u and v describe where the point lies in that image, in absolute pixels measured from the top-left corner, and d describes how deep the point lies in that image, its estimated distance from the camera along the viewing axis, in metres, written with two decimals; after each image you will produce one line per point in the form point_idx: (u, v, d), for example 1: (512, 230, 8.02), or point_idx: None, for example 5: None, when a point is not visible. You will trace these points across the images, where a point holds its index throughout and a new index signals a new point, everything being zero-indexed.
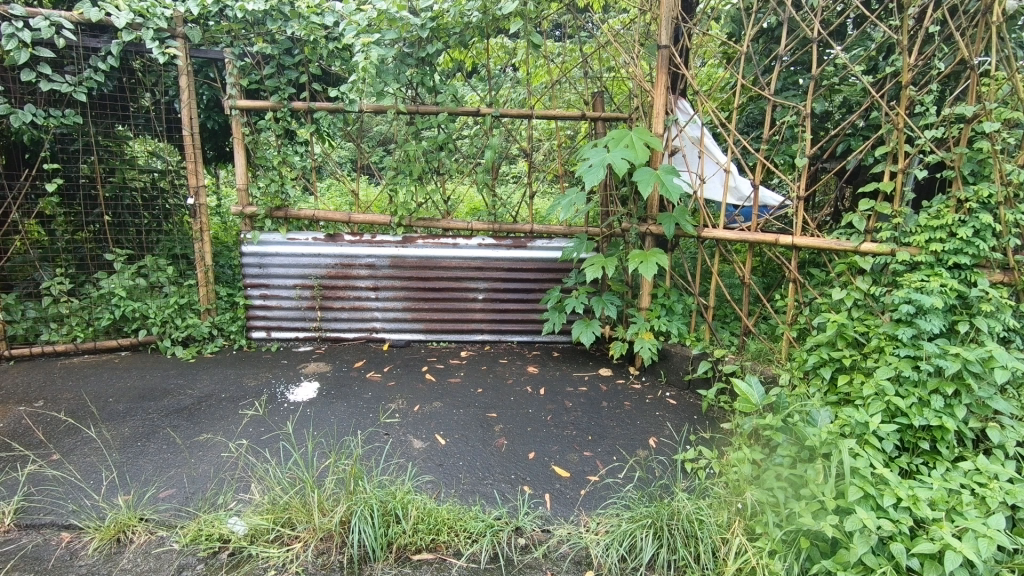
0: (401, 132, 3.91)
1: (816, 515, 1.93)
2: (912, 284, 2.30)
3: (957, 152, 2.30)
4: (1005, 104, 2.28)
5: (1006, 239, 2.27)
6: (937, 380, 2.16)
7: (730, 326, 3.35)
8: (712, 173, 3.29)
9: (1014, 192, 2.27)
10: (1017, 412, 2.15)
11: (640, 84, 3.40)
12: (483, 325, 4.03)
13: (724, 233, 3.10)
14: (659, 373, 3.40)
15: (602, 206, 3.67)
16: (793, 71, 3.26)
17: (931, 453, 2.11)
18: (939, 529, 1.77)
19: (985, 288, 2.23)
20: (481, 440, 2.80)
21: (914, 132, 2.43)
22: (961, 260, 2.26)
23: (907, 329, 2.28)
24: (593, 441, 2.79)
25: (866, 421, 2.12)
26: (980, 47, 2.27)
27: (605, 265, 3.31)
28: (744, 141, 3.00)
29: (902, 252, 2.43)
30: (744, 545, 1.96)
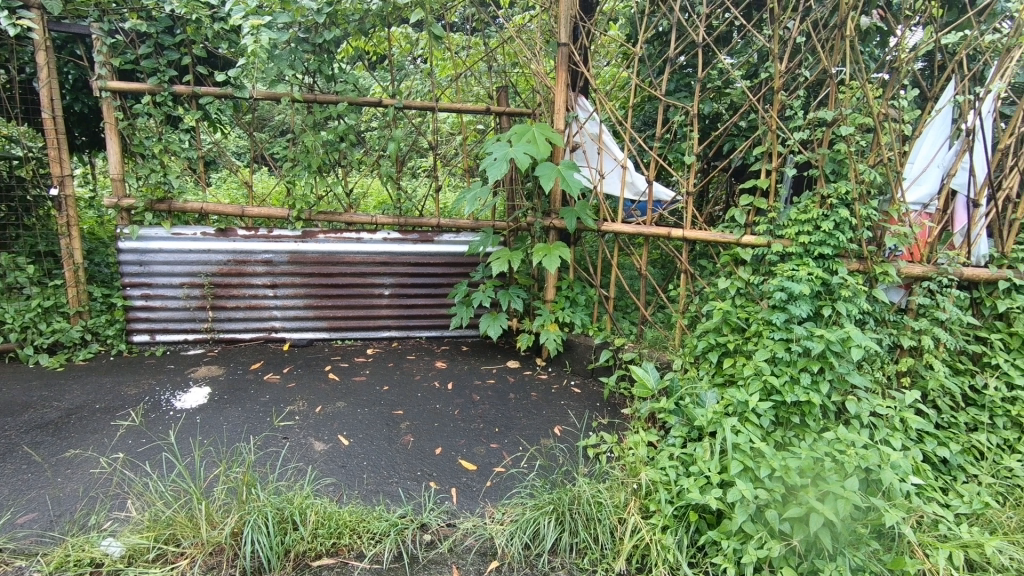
0: (299, 122, 3.71)
1: (704, 489, 2.10)
2: (785, 273, 2.52)
3: (820, 153, 2.53)
4: (858, 110, 2.53)
5: (861, 232, 2.52)
6: (805, 360, 2.38)
7: (630, 316, 3.50)
8: (611, 169, 3.40)
9: (867, 190, 2.51)
10: (871, 385, 2.41)
11: (542, 80, 3.47)
12: (390, 321, 3.95)
13: (621, 227, 3.22)
14: (564, 364, 3.50)
15: (509, 200, 3.67)
16: (684, 73, 3.44)
17: (801, 426, 2.34)
18: (806, 494, 1.96)
19: (844, 275, 2.47)
20: (387, 438, 2.74)
21: (786, 134, 2.65)
22: (825, 251, 2.49)
23: (780, 313, 2.49)
24: (500, 432, 2.82)
25: (746, 400, 2.33)
26: (838, 58, 2.49)
27: (511, 258, 3.36)
28: (640, 139, 3.14)
29: (776, 244, 2.64)
30: (640, 523, 2.07)
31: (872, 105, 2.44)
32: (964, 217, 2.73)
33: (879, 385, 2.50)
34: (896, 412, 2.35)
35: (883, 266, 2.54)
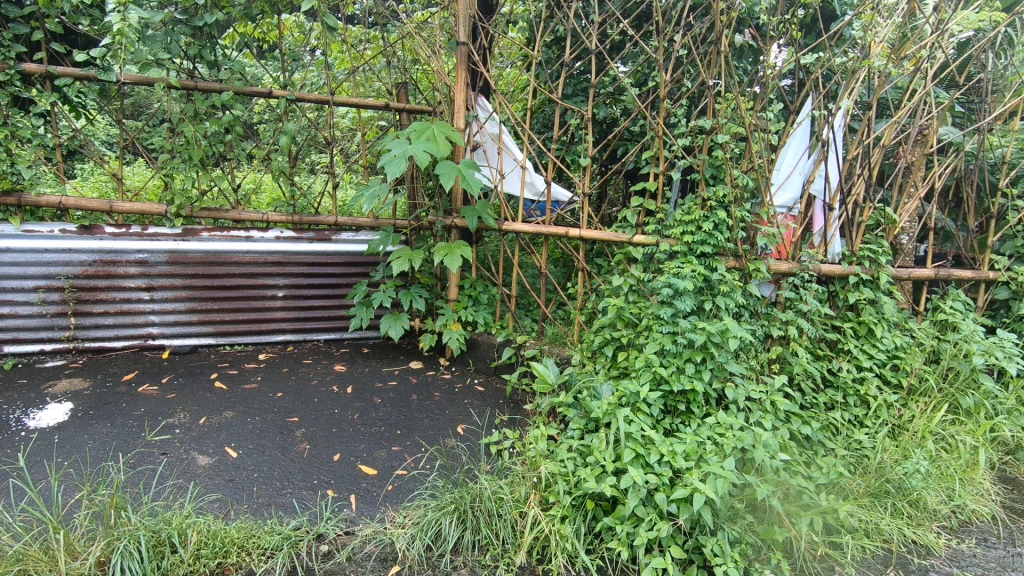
0: (176, 110, 3.42)
1: (599, 478, 2.20)
2: (671, 270, 2.69)
3: (700, 158, 2.72)
4: (733, 120, 2.75)
5: (737, 232, 2.74)
6: (689, 351, 2.55)
7: (532, 314, 3.57)
8: (511, 169, 3.45)
9: (742, 194, 2.74)
10: (746, 372, 2.64)
11: (442, 78, 3.46)
12: (284, 324, 3.75)
13: (522, 227, 3.28)
14: (468, 362, 3.51)
15: (410, 199, 3.61)
16: (579, 78, 3.56)
17: (687, 413, 2.51)
18: (690, 476, 2.11)
19: (722, 272, 2.67)
20: (280, 447, 2.60)
21: (671, 140, 2.83)
22: (705, 249, 2.69)
23: (667, 308, 2.65)
24: (402, 435, 2.77)
25: (637, 390, 2.46)
26: (714, 71, 2.70)
27: (411, 257, 3.32)
28: (538, 141, 3.21)
29: (664, 243, 2.81)
30: (539, 516, 2.12)
31: (744, 116, 2.66)
32: (821, 220, 3.06)
33: (753, 371, 2.73)
34: (767, 396, 2.59)
35: (755, 263, 2.78)
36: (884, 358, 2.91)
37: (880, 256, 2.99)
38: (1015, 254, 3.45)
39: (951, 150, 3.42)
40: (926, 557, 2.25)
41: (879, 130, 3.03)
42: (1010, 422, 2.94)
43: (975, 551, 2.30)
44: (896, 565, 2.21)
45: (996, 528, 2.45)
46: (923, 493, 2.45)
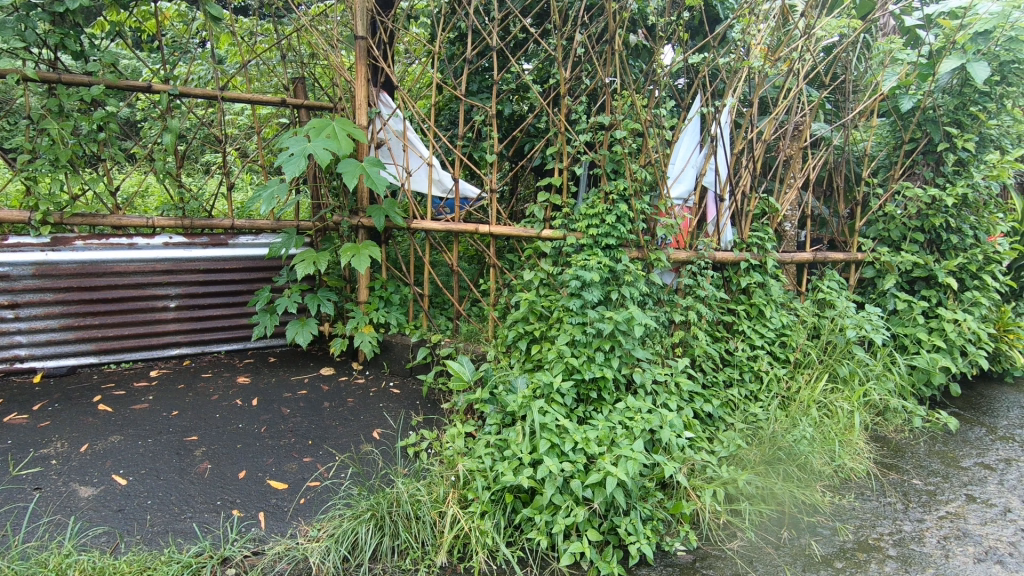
0: (36, 105, 3.06)
1: (516, 470, 2.23)
2: (579, 263, 2.77)
3: (601, 153, 2.82)
4: (630, 117, 2.87)
5: (638, 224, 2.87)
6: (598, 340, 2.64)
7: (446, 312, 3.54)
8: (417, 166, 3.40)
9: (641, 187, 2.87)
10: (652, 357, 2.76)
11: (340, 74, 3.34)
12: (179, 337, 3.48)
13: (431, 225, 3.24)
14: (382, 365, 3.43)
15: (313, 199, 3.48)
16: (482, 75, 3.58)
17: (598, 400, 2.59)
18: (603, 460, 2.19)
19: (626, 262, 2.78)
20: (177, 470, 2.41)
21: (573, 136, 2.91)
22: (610, 241, 2.78)
23: (576, 300, 2.72)
24: (313, 445, 2.66)
25: (550, 381, 2.51)
26: (610, 69, 2.81)
27: (316, 260, 3.19)
28: (443, 138, 3.19)
29: (570, 237, 2.88)
30: (459, 514, 2.12)
31: (640, 113, 2.79)
32: (714, 211, 3.27)
33: (658, 356, 2.87)
34: (671, 378, 2.73)
35: (656, 253, 2.91)
36: (772, 337, 3.17)
37: (766, 243, 3.24)
38: (879, 236, 3.85)
39: (822, 144, 3.77)
40: (813, 514, 2.48)
41: (761, 125, 3.28)
42: (879, 387, 3.29)
43: (853, 505, 2.57)
44: (789, 524, 2.41)
45: (870, 482, 2.74)
46: (809, 457, 2.69)
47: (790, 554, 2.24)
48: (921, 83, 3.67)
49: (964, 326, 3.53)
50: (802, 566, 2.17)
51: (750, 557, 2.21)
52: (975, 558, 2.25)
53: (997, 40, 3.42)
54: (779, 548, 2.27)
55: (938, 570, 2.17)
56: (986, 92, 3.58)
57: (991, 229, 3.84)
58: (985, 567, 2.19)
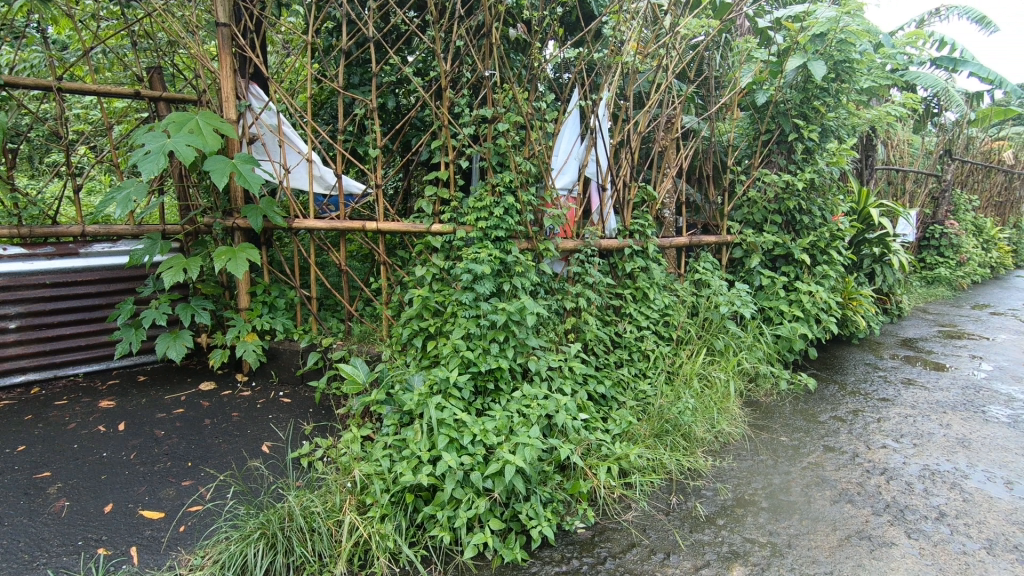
0: None
1: (416, 469, 2.20)
2: (469, 256, 2.77)
3: (485, 146, 2.84)
4: (512, 110, 2.91)
5: (525, 215, 2.92)
6: (492, 331, 2.67)
7: (337, 314, 3.41)
8: (296, 163, 3.22)
9: (526, 179, 2.93)
10: (546, 344, 2.84)
11: (202, 64, 3.08)
12: (23, 362, 3.04)
13: (313, 223, 3.08)
14: (270, 375, 3.24)
15: (181, 200, 3.24)
16: (362, 68, 3.47)
17: (495, 391, 2.62)
18: (501, 450, 2.21)
19: (516, 254, 2.82)
20: (27, 512, 2.12)
21: (456, 129, 2.90)
22: (499, 233, 2.81)
23: (469, 293, 2.73)
24: (193, 466, 2.45)
25: (447, 376, 2.50)
26: (489, 63, 2.83)
27: (186, 266, 2.92)
28: (322, 132, 3.04)
29: (460, 230, 2.88)
30: (357, 520, 2.05)
31: (521, 106, 2.84)
32: (597, 200, 3.40)
33: (552, 342, 2.95)
34: (565, 363, 2.82)
35: (545, 243, 2.99)
36: (656, 317, 3.37)
37: (647, 229, 3.43)
38: (744, 219, 4.22)
39: (692, 135, 4.06)
40: (697, 478, 2.68)
41: (636, 118, 3.46)
42: (749, 356, 3.62)
43: (731, 466, 2.81)
44: (676, 490, 2.59)
45: (745, 443, 3.02)
46: (692, 426, 2.90)
47: (678, 517, 2.40)
48: (772, 79, 4.05)
49: (816, 296, 3.97)
50: (689, 527, 2.34)
51: (643, 525, 2.34)
52: (831, 500, 2.54)
53: (831, 41, 3.80)
54: (669, 513, 2.43)
55: (802, 515, 2.42)
56: (824, 87, 4.03)
57: (834, 209, 4.34)
58: (839, 506, 2.49)
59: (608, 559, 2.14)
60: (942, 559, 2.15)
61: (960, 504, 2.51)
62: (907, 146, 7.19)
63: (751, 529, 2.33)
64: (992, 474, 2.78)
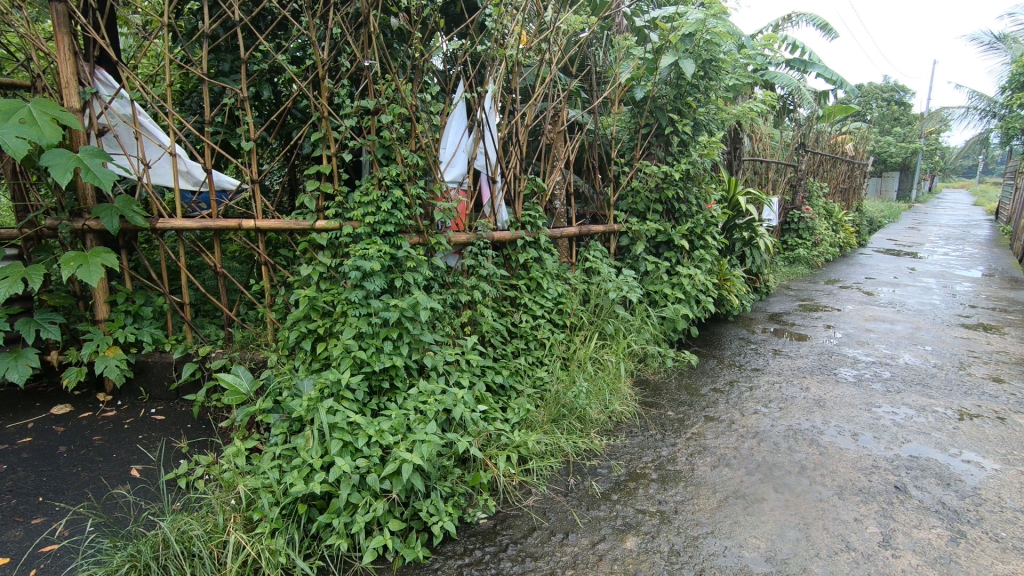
0: None
1: (307, 478, 2.10)
2: (357, 253, 2.67)
3: (369, 139, 2.75)
4: (395, 101, 2.84)
5: (415, 209, 2.87)
6: (385, 329, 2.61)
7: (216, 320, 3.16)
8: (156, 157, 2.93)
9: (414, 172, 2.88)
10: (442, 339, 2.82)
11: (34, 45, 2.70)
12: None
13: (181, 223, 2.81)
14: (139, 392, 2.95)
15: (17, 201, 2.85)
16: (230, 54, 3.22)
17: (391, 389, 2.57)
18: (398, 449, 2.17)
19: (407, 248, 2.77)
20: None
21: (336, 121, 2.78)
22: (388, 229, 2.73)
23: (358, 291, 2.64)
24: (46, 501, 2.18)
25: (338, 378, 2.41)
26: (368, 52, 2.74)
27: (26, 275, 2.57)
28: (185, 122, 2.78)
29: (346, 226, 2.77)
30: (243, 539, 1.93)
31: (405, 97, 2.78)
32: (488, 192, 3.42)
33: (449, 336, 2.93)
34: (462, 356, 2.82)
35: (436, 237, 2.96)
36: (550, 306, 3.47)
37: (538, 220, 3.51)
38: (629, 209, 4.44)
39: (578, 128, 4.20)
40: (592, 458, 2.80)
41: (523, 110, 3.51)
42: (637, 338, 3.84)
43: (624, 443, 2.96)
44: (573, 471, 2.70)
45: (636, 420, 3.20)
46: (586, 409, 3.03)
47: (576, 497, 2.49)
48: (649, 75, 4.23)
49: (695, 279, 4.28)
50: (586, 505, 2.44)
51: (543, 509, 2.41)
52: (711, 465, 2.76)
53: (698, 41, 4.10)
54: (568, 494, 2.51)
55: (687, 482, 2.61)
56: (694, 84, 4.32)
57: (707, 198, 4.69)
58: (718, 471, 2.71)
59: (510, 546, 2.18)
60: (803, 508, 2.42)
61: (817, 457, 2.83)
62: (768, 139, 7.93)
63: (643, 501, 2.47)
64: (842, 428, 3.16)
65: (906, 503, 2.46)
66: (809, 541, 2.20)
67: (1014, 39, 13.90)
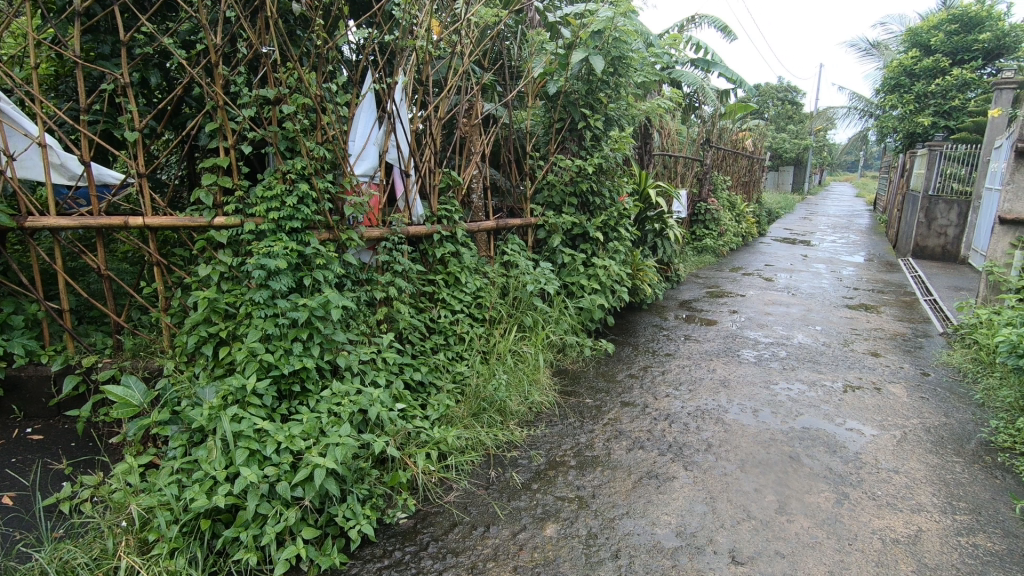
0: None
1: (210, 491, 1.98)
2: (261, 250, 2.51)
3: (271, 130, 2.60)
4: (298, 91, 2.71)
5: (323, 204, 2.75)
6: (294, 330, 2.49)
7: (102, 327, 2.90)
8: (23, 148, 2.62)
9: (321, 166, 2.76)
10: (356, 338, 2.74)
11: None
12: None
13: (55, 221, 2.52)
14: (12, 410, 2.66)
15: None
16: (108, 35, 2.94)
17: (302, 393, 2.47)
18: (310, 454, 2.08)
19: (316, 245, 2.65)
20: None
21: (234, 111, 2.60)
22: (294, 225, 2.61)
23: (263, 291, 2.49)
24: None
25: (243, 384, 2.28)
26: (265, 38, 2.58)
27: None
28: (56, 109, 2.50)
29: (248, 223, 2.59)
30: (137, 563, 1.81)
31: (308, 87, 2.65)
32: (401, 186, 3.34)
33: (364, 335, 2.85)
34: (377, 355, 2.76)
35: (347, 233, 2.86)
36: (469, 300, 3.45)
37: (453, 214, 3.48)
38: (545, 202, 4.51)
39: (493, 121, 4.20)
40: (512, 449, 2.84)
41: (435, 102, 3.45)
42: (555, 329, 3.93)
43: (544, 432, 3.02)
44: (494, 463, 2.72)
45: (555, 410, 3.28)
46: (506, 401, 3.06)
47: (497, 489, 2.51)
48: (560, 70, 4.30)
49: (610, 270, 4.42)
50: (507, 497, 2.46)
51: (464, 503, 2.41)
52: (627, 448, 2.87)
53: (607, 38, 4.18)
54: (489, 487, 2.53)
55: (604, 466, 2.70)
56: (605, 80, 4.44)
57: (619, 190, 4.85)
58: (633, 453, 2.82)
59: (431, 544, 2.16)
60: (710, 482, 2.57)
61: (722, 434, 3.02)
62: (676, 135, 8.33)
63: (562, 488, 2.53)
64: (744, 406, 3.38)
65: (799, 471, 2.68)
66: (715, 514, 2.34)
67: (886, 46, 15.40)
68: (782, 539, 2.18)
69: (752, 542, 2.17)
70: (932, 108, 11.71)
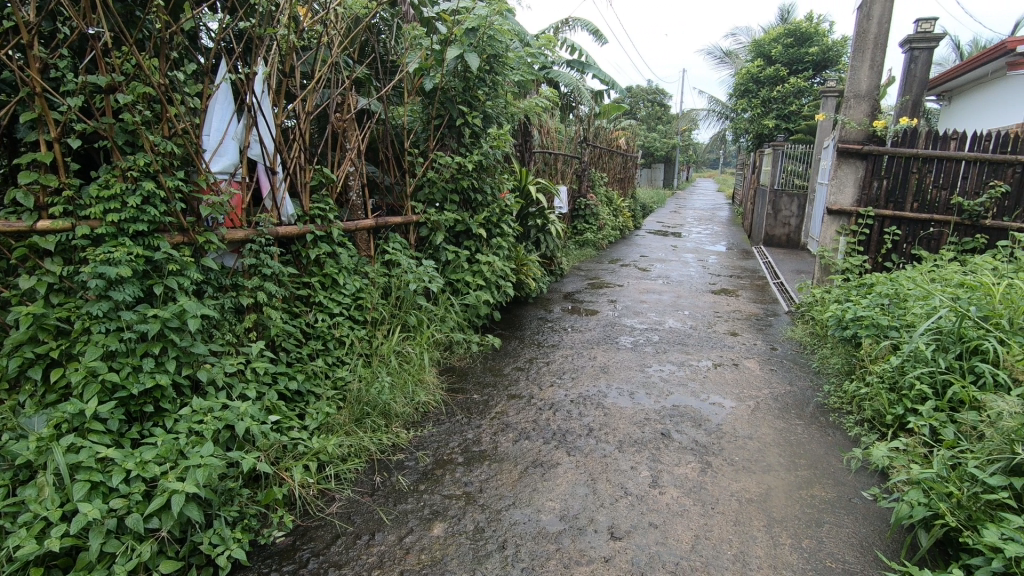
0: None
1: (42, 535, 1.74)
2: (97, 257, 2.20)
3: (105, 122, 2.31)
4: (137, 79, 2.43)
5: (173, 204, 2.49)
6: (143, 345, 2.24)
7: None
8: None
9: (169, 162, 2.51)
10: (220, 349, 2.53)
11: None
12: None
13: None
14: None
15: None
16: None
17: (157, 414, 2.25)
18: (166, 479, 1.89)
19: (166, 250, 2.41)
20: None
21: (56, 98, 2.25)
22: (139, 228, 2.33)
23: (103, 303, 2.20)
24: None
25: (81, 410, 2.01)
26: (93, 19, 2.28)
27: None
28: None
29: (81, 226, 2.24)
30: None
31: (149, 75, 2.39)
32: (267, 183, 3.12)
33: (231, 345, 2.64)
34: (246, 365, 2.56)
35: (205, 235, 2.62)
36: (349, 301, 3.32)
37: (328, 213, 3.33)
38: (427, 199, 4.46)
39: (367, 116, 4.04)
40: (397, 453, 2.79)
41: (302, 96, 3.27)
42: (439, 327, 3.91)
43: (430, 432, 3.01)
44: (379, 468, 2.65)
45: (441, 409, 3.27)
46: (390, 403, 3.00)
47: (382, 494, 2.45)
48: (438, 66, 4.22)
49: (493, 265, 4.48)
50: (393, 501, 2.40)
51: (347, 513, 2.32)
52: (513, 439, 2.93)
53: (482, 36, 4.14)
54: (373, 494, 2.45)
55: (491, 460, 2.73)
56: (481, 78, 4.46)
57: (500, 187, 4.92)
58: (519, 444, 2.88)
59: (311, 560, 2.05)
60: (591, 465, 2.69)
61: (602, 418, 3.18)
62: (556, 133, 8.62)
63: (450, 486, 2.52)
64: (622, 390, 3.59)
65: (669, 446, 2.89)
66: (596, 494, 2.45)
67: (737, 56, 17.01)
68: (654, 511, 2.34)
69: (629, 517, 2.31)
70: (776, 113, 13.16)
